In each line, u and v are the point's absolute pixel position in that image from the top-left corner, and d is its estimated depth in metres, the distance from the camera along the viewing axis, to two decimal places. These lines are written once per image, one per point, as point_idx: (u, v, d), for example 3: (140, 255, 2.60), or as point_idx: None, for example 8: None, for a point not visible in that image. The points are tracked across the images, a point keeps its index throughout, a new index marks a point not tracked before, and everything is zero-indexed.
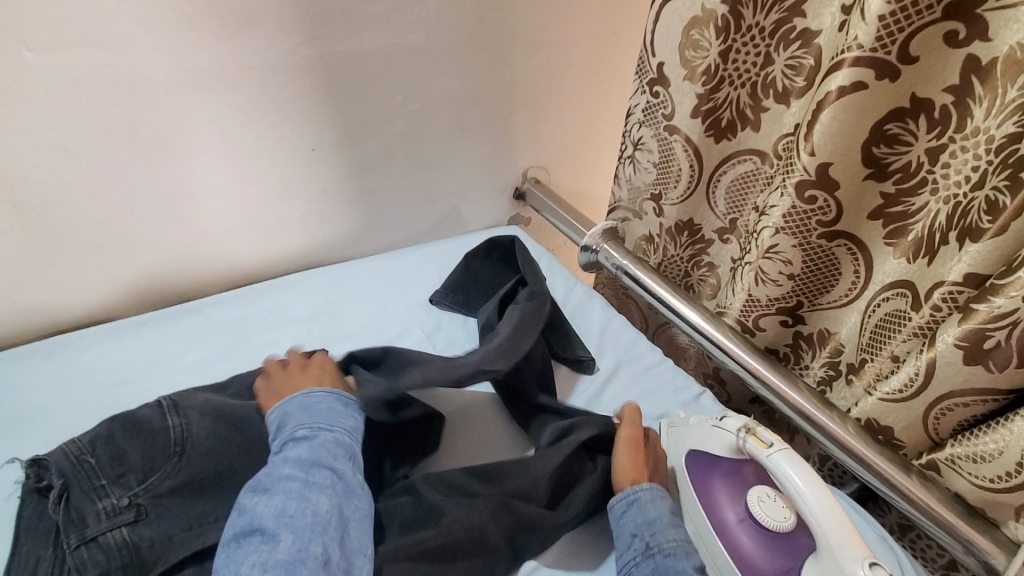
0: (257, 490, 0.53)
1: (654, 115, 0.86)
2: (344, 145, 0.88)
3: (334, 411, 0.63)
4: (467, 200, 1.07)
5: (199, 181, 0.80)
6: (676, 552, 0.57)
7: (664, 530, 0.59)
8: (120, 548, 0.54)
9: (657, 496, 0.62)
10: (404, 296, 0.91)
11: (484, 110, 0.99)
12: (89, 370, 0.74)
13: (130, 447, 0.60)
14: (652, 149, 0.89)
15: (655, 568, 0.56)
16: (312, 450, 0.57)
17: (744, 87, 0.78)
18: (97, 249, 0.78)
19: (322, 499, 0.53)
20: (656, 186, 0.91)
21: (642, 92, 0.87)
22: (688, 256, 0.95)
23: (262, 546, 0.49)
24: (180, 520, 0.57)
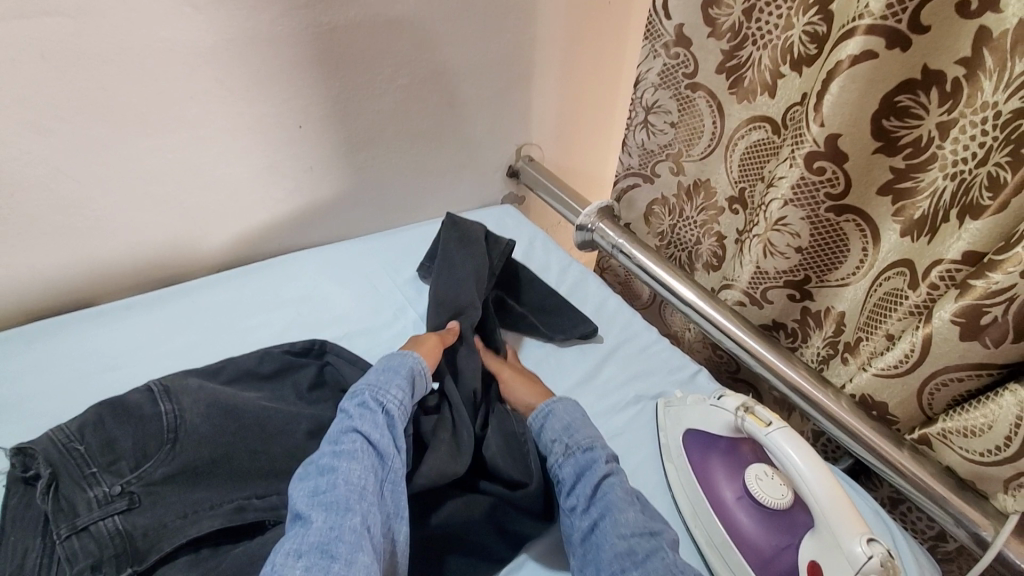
0: (300, 473, 0.57)
1: (671, 77, 0.85)
2: (331, 122, 0.85)
3: (379, 368, 0.67)
4: (459, 177, 1.05)
5: (181, 159, 0.77)
6: (593, 444, 0.63)
7: (578, 429, 0.65)
8: (112, 537, 0.53)
9: (568, 405, 0.68)
10: (395, 280, 0.89)
11: (477, 85, 0.96)
12: (73, 357, 0.72)
13: (121, 433, 0.58)
14: (671, 109, 0.88)
15: (575, 463, 0.62)
16: (341, 421, 0.61)
17: (766, 49, 0.75)
18: (76, 231, 0.76)
19: (353, 468, 0.55)
20: (677, 145, 0.90)
21: (655, 55, 0.86)
22: (700, 222, 0.93)
23: (299, 530, 0.52)
24: (174, 507, 0.56)
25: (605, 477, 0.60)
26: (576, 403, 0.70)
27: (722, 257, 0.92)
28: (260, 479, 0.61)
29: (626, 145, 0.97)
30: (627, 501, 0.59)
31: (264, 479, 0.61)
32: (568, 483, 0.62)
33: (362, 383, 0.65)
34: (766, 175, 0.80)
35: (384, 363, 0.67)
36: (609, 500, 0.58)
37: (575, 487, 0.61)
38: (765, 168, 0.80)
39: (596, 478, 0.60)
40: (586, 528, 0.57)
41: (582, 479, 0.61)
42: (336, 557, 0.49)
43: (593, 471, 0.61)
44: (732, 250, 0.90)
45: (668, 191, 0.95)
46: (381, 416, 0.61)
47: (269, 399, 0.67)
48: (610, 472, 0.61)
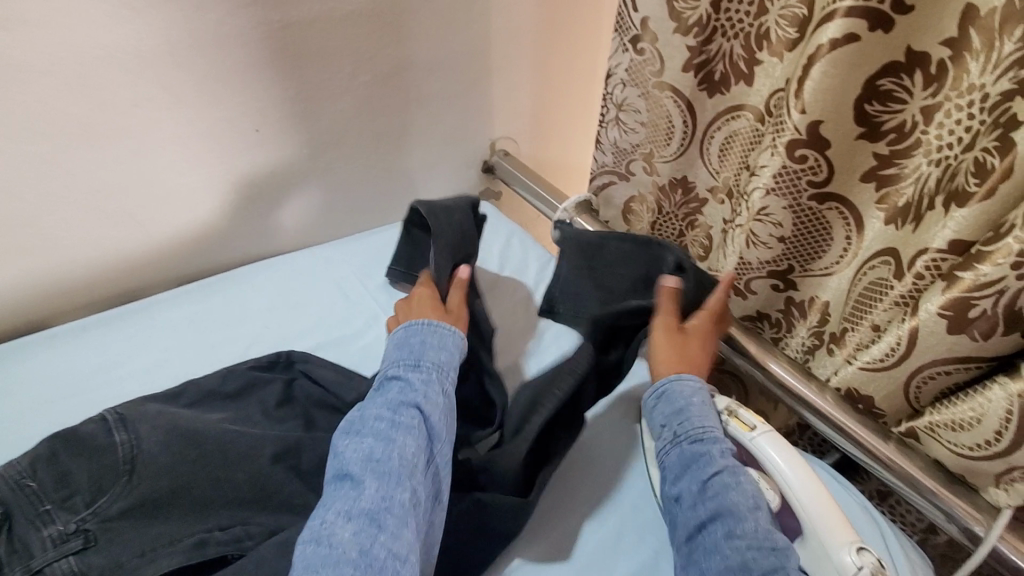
0: (348, 434, 0.55)
1: (639, 73, 0.81)
2: (291, 125, 0.81)
3: (438, 343, 0.64)
4: (432, 176, 1.02)
5: (131, 170, 0.73)
6: (704, 437, 0.56)
7: (708, 414, 0.58)
8: None
9: (685, 386, 0.60)
10: (366, 285, 0.86)
11: (445, 79, 0.92)
12: (27, 384, 0.68)
13: (74, 467, 0.55)
14: (640, 108, 0.84)
15: (681, 454, 0.55)
16: (398, 389, 0.58)
17: (737, 39, 0.73)
18: (23, 250, 0.72)
19: (408, 442, 0.54)
20: (648, 145, 0.87)
21: (624, 49, 0.81)
22: (683, 214, 0.92)
23: (349, 492, 0.51)
24: (133, 544, 0.53)
25: (717, 471, 0.53)
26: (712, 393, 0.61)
27: (709, 247, 0.91)
28: (223, 508, 0.57)
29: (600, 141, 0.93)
30: (750, 505, 0.50)
31: (229, 508, 0.57)
32: (674, 476, 0.55)
33: (420, 358, 0.62)
34: (747, 162, 0.79)
35: (440, 338, 0.64)
36: (722, 499, 0.51)
37: (681, 479, 0.54)
38: (748, 155, 0.78)
39: (708, 473, 0.53)
40: (694, 529, 0.51)
41: (688, 472, 0.54)
42: (383, 529, 0.48)
43: (703, 467, 0.54)
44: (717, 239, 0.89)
45: (644, 189, 0.92)
46: (438, 394, 0.59)
47: (234, 420, 0.64)
48: (724, 467, 0.53)
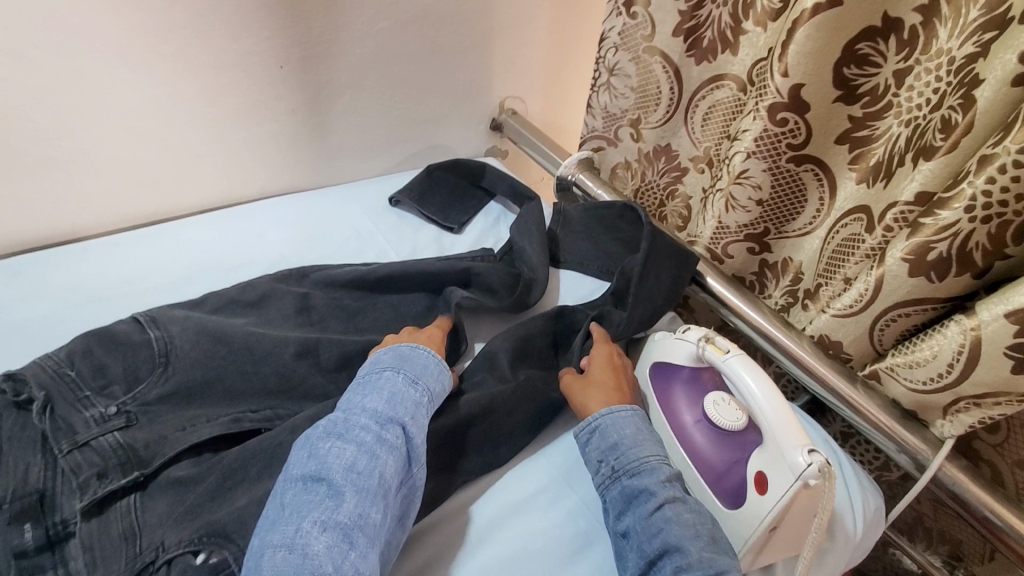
0: (332, 434, 0.53)
1: (631, 38, 0.87)
2: (312, 63, 0.85)
3: (426, 369, 0.63)
4: (445, 127, 1.07)
5: (163, 95, 0.77)
6: (642, 469, 0.58)
7: (644, 445, 0.60)
8: (115, 449, 0.55)
9: (618, 418, 0.62)
10: (378, 224, 0.92)
11: (460, 32, 0.96)
12: (63, 289, 0.72)
13: (109, 359, 0.61)
14: (631, 73, 0.89)
15: (622, 490, 0.58)
16: (389, 403, 0.57)
17: (725, 7, 0.77)
18: (56, 165, 0.76)
19: (389, 463, 0.53)
20: (635, 110, 0.93)
21: (618, 14, 0.87)
22: (664, 184, 0.97)
23: (327, 500, 0.49)
24: (172, 422, 0.59)
25: (657, 505, 0.55)
26: (644, 418, 0.64)
27: (687, 217, 0.96)
28: (246, 399, 0.63)
29: (590, 106, 0.99)
30: (694, 532, 0.53)
31: (252, 401, 0.64)
32: (618, 511, 0.57)
33: (414, 379, 0.61)
34: (729, 131, 0.83)
35: (437, 367, 0.65)
36: (669, 535, 0.53)
37: (625, 516, 0.56)
38: (729, 124, 0.83)
39: (649, 508, 0.55)
40: (645, 566, 0.53)
41: (631, 507, 0.56)
42: (355, 546, 0.47)
43: (645, 500, 0.56)
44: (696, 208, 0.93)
45: (631, 156, 0.98)
46: (422, 420, 0.58)
47: (255, 324, 0.70)
48: (664, 500, 0.55)
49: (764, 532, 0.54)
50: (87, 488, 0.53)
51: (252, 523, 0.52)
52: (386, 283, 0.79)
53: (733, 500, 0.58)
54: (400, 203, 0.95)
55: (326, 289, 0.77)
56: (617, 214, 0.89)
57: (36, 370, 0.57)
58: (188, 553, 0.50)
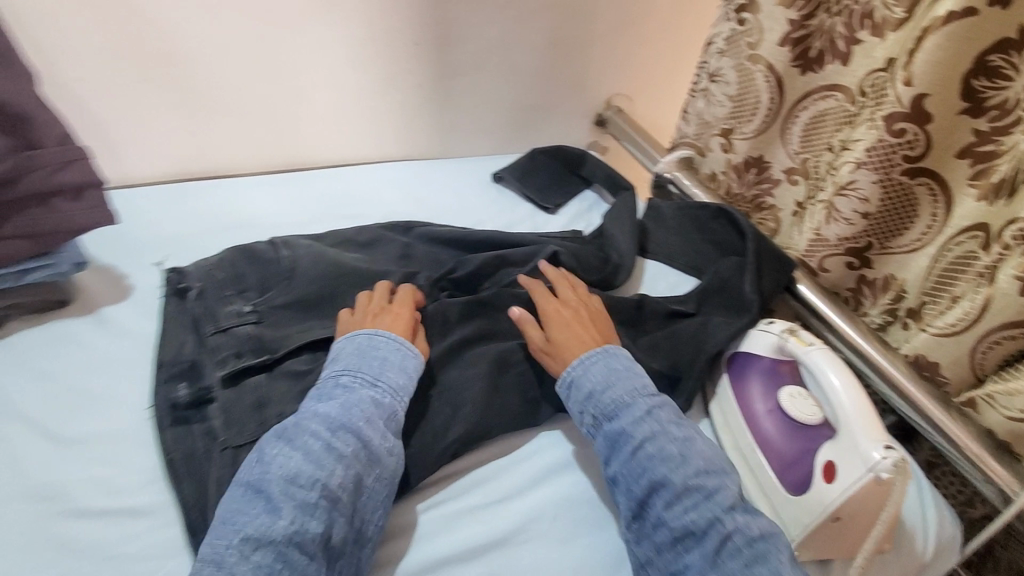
0: (281, 440, 0.52)
1: (737, 43, 0.88)
2: (445, 45, 0.95)
3: (387, 362, 0.60)
4: (554, 118, 1.13)
5: (314, 58, 0.88)
6: (618, 411, 0.59)
7: (617, 386, 0.61)
8: (247, 338, 0.65)
9: (587, 363, 0.63)
10: (482, 196, 0.99)
11: (579, 28, 1.02)
12: (212, 211, 0.83)
13: (248, 270, 0.72)
14: (731, 81, 0.91)
15: (604, 436, 0.59)
16: (343, 408, 0.55)
17: (841, 16, 0.77)
18: (221, 109, 0.88)
19: (337, 470, 0.51)
20: (729, 120, 0.93)
21: (726, 19, 0.88)
22: (751, 197, 0.95)
23: (263, 514, 0.48)
24: (293, 326, 0.68)
25: (637, 446, 0.57)
26: (616, 355, 0.64)
27: (775, 230, 0.93)
28: None
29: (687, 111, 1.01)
30: (677, 459, 0.56)
31: None
32: (603, 457, 0.59)
33: (378, 379, 0.58)
34: (834, 142, 0.81)
35: (400, 356, 0.61)
36: (655, 471, 0.56)
37: (611, 461, 0.58)
38: (837, 135, 0.80)
39: (630, 449, 0.57)
40: (636, 505, 0.56)
41: (614, 454, 0.58)
42: (290, 563, 0.46)
43: (625, 442, 0.58)
44: (788, 222, 0.91)
45: (718, 168, 0.98)
46: (383, 421, 0.56)
47: (365, 261, 0.78)
48: (644, 440, 0.57)
49: (825, 521, 0.56)
50: (228, 362, 0.63)
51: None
52: (482, 245, 0.85)
53: (797, 488, 0.60)
54: (503, 179, 1.02)
55: (428, 243, 0.85)
56: (711, 215, 0.91)
57: (196, 268, 0.70)
58: None
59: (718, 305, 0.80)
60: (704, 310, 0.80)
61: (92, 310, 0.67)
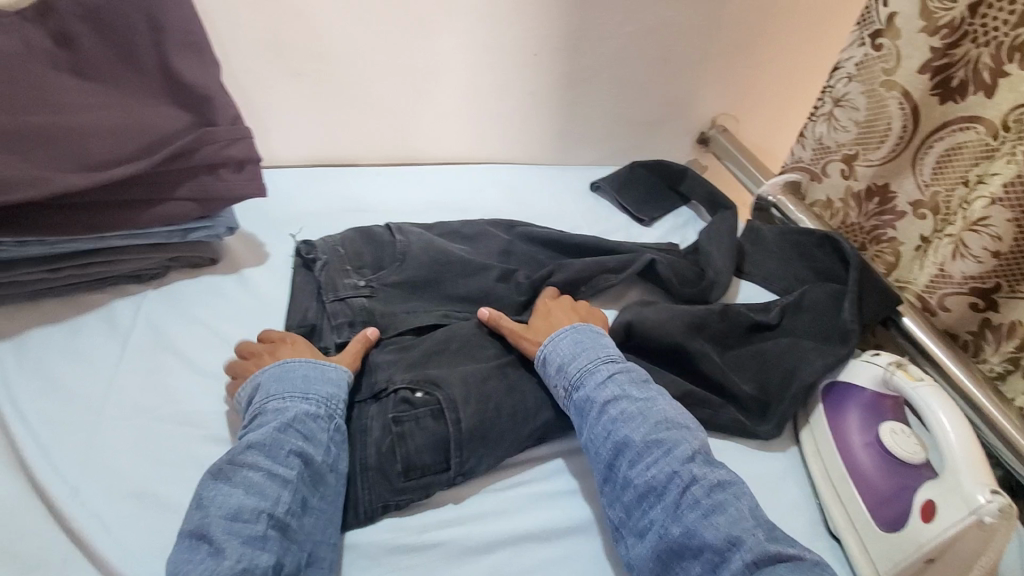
0: (217, 481, 0.52)
1: (870, 69, 0.84)
2: (560, 55, 0.99)
3: (310, 377, 0.61)
4: (655, 133, 1.15)
5: (439, 64, 0.94)
6: (584, 380, 0.63)
7: (582, 357, 0.65)
8: (360, 310, 0.72)
9: (557, 342, 0.67)
10: (579, 204, 1.02)
11: (691, 46, 1.04)
12: (337, 195, 0.92)
13: (365, 249, 0.79)
14: (859, 106, 0.87)
15: (575, 404, 0.63)
16: (278, 430, 0.55)
17: (988, 46, 0.73)
18: (353, 104, 0.95)
19: (282, 497, 0.52)
20: (854, 146, 0.89)
21: (860, 44, 0.85)
22: (870, 228, 0.91)
23: (206, 559, 0.47)
24: (401, 304, 0.74)
25: (603, 407, 0.61)
26: (582, 330, 0.69)
27: (894, 263, 0.89)
28: (453, 303, 0.77)
29: (802, 136, 0.98)
30: (637, 417, 0.60)
31: (458, 305, 0.77)
32: (573, 424, 0.63)
33: (308, 393, 0.60)
34: (968, 177, 0.77)
35: (319, 371, 0.62)
36: (618, 433, 0.59)
37: (582, 428, 0.62)
38: (972, 169, 0.76)
39: (594, 415, 0.61)
40: (606, 466, 0.59)
41: (582, 420, 0.62)
42: None
43: (591, 406, 0.62)
44: (909, 255, 0.87)
45: (834, 194, 0.95)
46: (321, 436, 0.57)
47: (468, 252, 0.84)
48: (607, 402, 0.61)
49: (918, 559, 0.56)
50: (342, 330, 0.71)
51: (452, 379, 0.64)
52: (578, 249, 0.88)
53: (890, 524, 0.59)
54: (601, 189, 1.05)
55: (526, 242, 0.89)
56: (815, 242, 0.89)
57: (323, 246, 0.78)
58: (409, 388, 0.64)
59: (810, 330, 0.78)
60: (797, 333, 0.78)
61: (236, 269, 0.77)
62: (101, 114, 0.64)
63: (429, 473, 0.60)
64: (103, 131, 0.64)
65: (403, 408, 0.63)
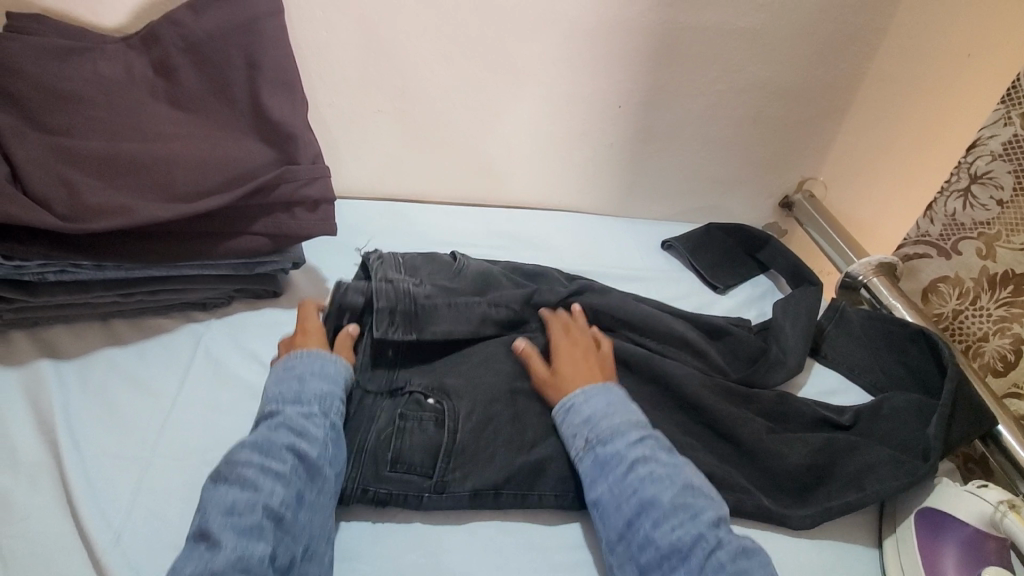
0: (216, 482, 0.52)
1: (1019, 149, 0.77)
2: (648, 107, 0.95)
3: (309, 375, 0.62)
4: (736, 192, 1.09)
5: (525, 108, 0.92)
6: (612, 435, 0.61)
7: (616, 415, 0.63)
8: (403, 296, 0.70)
9: (590, 397, 0.64)
10: (649, 263, 0.97)
11: (782, 106, 1.00)
12: (401, 234, 0.90)
13: (424, 267, 0.78)
14: (1005, 185, 0.79)
15: (595, 459, 0.60)
16: (271, 430, 0.56)
17: None
18: (436, 143, 0.94)
19: (276, 490, 0.52)
20: (996, 226, 0.81)
21: (1007, 123, 0.78)
22: (995, 319, 0.81)
23: (204, 552, 0.47)
24: (448, 305, 0.72)
25: (629, 467, 0.58)
26: (615, 390, 0.66)
27: (1011, 363, 0.80)
28: None
29: (931, 209, 0.90)
30: (665, 480, 0.57)
31: None
32: (589, 479, 0.60)
33: (302, 394, 0.60)
34: None
35: (319, 365, 0.63)
36: (644, 492, 0.56)
37: (598, 483, 0.59)
38: None
39: (622, 472, 0.58)
40: (624, 527, 0.55)
41: (603, 475, 0.59)
42: None
43: (616, 462, 0.59)
44: None
45: (966, 274, 0.85)
46: (317, 430, 0.58)
47: None
48: (634, 461, 0.59)
49: None
50: (382, 319, 0.69)
51: (464, 393, 0.66)
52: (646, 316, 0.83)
53: None
54: (673, 247, 0.99)
55: None
56: (908, 335, 0.81)
57: (386, 261, 0.75)
58: (422, 394, 0.66)
59: (889, 440, 0.71)
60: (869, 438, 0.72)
61: (298, 304, 0.76)
62: (190, 144, 0.65)
63: (414, 472, 0.61)
64: (189, 165, 0.63)
65: (412, 407, 0.65)
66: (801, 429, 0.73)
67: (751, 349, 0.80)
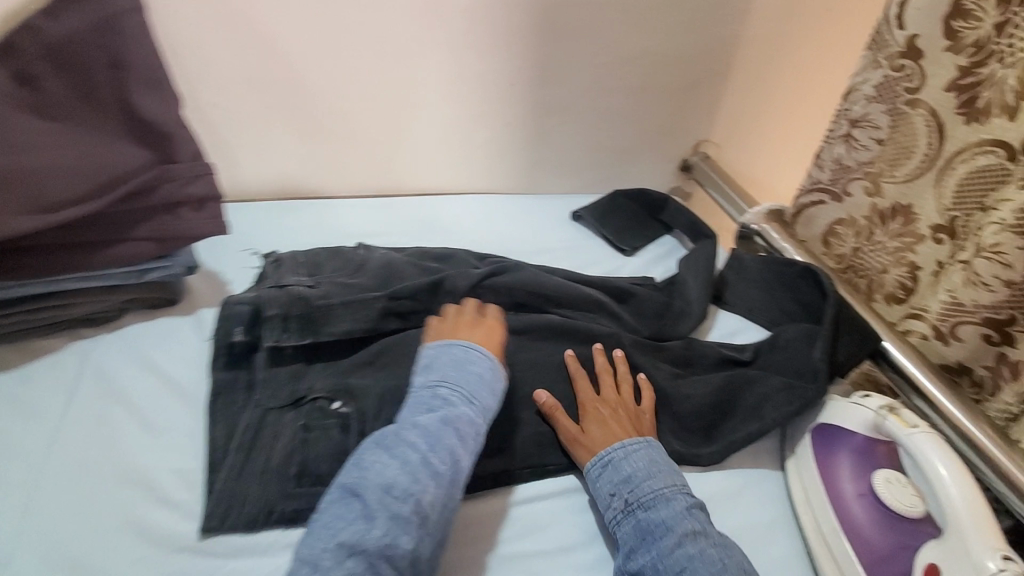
0: (380, 447, 0.54)
1: (891, 88, 0.79)
2: (541, 82, 0.98)
3: (480, 379, 0.62)
4: (639, 157, 1.13)
5: (418, 93, 0.92)
6: (657, 504, 0.58)
7: (659, 477, 0.60)
8: (296, 301, 0.67)
9: (633, 451, 0.62)
10: (560, 233, 1.00)
11: (668, 71, 1.04)
12: (306, 230, 0.89)
13: (327, 263, 0.78)
14: (881, 125, 0.81)
15: (636, 525, 0.57)
16: (440, 423, 0.56)
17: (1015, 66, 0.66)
18: (334, 135, 0.94)
19: (427, 485, 0.52)
20: (878, 164, 0.83)
21: (877, 65, 0.80)
22: (893, 248, 0.83)
23: (358, 521, 0.48)
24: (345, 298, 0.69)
25: (676, 541, 0.54)
26: (655, 449, 0.63)
27: (911, 289, 0.82)
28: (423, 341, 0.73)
29: (819, 157, 0.91)
30: (717, 564, 0.53)
31: None
32: (629, 548, 0.56)
33: (473, 396, 0.60)
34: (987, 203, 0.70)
35: (492, 377, 0.63)
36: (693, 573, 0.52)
37: (642, 552, 0.55)
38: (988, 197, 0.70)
39: (667, 544, 0.54)
40: None
41: (644, 544, 0.55)
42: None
43: (665, 533, 0.55)
44: (926, 281, 0.79)
45: (858, 213, 0.87)
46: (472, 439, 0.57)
47: None
48: (682, 536, 0.55)
49: None
50: (274, 325, 0.66)
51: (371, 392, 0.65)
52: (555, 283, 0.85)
53: None
54: (582, 218, 1.02)
55: None
56: (798, 273, 0.85)
57: (285, 262, 0.77)
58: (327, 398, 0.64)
59: (785, 370, 0.74)
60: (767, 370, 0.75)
61: (194, 311, 0.74)
62: None
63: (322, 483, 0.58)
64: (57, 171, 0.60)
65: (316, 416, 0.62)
66: (706, 370, 0.77)
67: (655, 302, 0.83)
